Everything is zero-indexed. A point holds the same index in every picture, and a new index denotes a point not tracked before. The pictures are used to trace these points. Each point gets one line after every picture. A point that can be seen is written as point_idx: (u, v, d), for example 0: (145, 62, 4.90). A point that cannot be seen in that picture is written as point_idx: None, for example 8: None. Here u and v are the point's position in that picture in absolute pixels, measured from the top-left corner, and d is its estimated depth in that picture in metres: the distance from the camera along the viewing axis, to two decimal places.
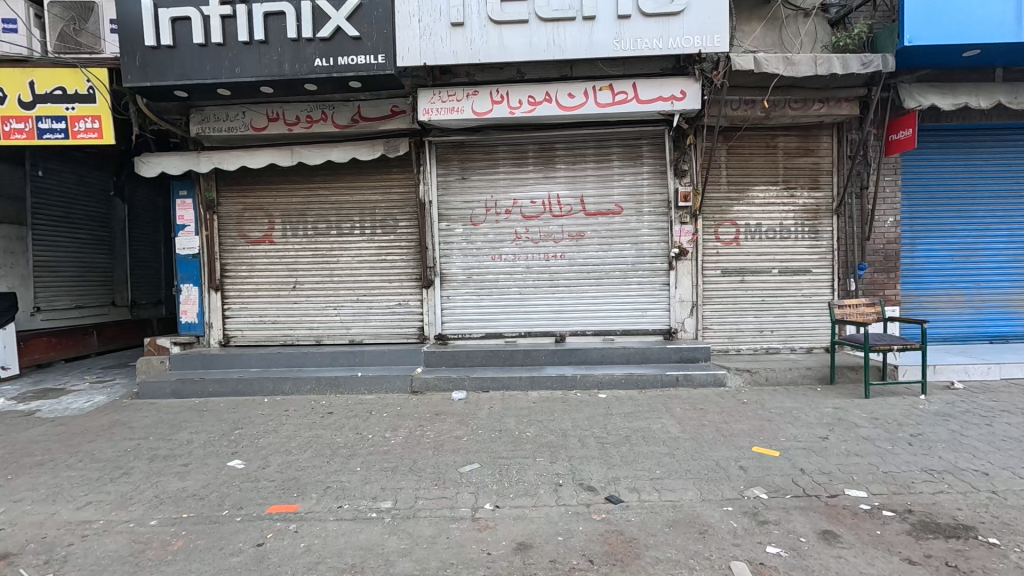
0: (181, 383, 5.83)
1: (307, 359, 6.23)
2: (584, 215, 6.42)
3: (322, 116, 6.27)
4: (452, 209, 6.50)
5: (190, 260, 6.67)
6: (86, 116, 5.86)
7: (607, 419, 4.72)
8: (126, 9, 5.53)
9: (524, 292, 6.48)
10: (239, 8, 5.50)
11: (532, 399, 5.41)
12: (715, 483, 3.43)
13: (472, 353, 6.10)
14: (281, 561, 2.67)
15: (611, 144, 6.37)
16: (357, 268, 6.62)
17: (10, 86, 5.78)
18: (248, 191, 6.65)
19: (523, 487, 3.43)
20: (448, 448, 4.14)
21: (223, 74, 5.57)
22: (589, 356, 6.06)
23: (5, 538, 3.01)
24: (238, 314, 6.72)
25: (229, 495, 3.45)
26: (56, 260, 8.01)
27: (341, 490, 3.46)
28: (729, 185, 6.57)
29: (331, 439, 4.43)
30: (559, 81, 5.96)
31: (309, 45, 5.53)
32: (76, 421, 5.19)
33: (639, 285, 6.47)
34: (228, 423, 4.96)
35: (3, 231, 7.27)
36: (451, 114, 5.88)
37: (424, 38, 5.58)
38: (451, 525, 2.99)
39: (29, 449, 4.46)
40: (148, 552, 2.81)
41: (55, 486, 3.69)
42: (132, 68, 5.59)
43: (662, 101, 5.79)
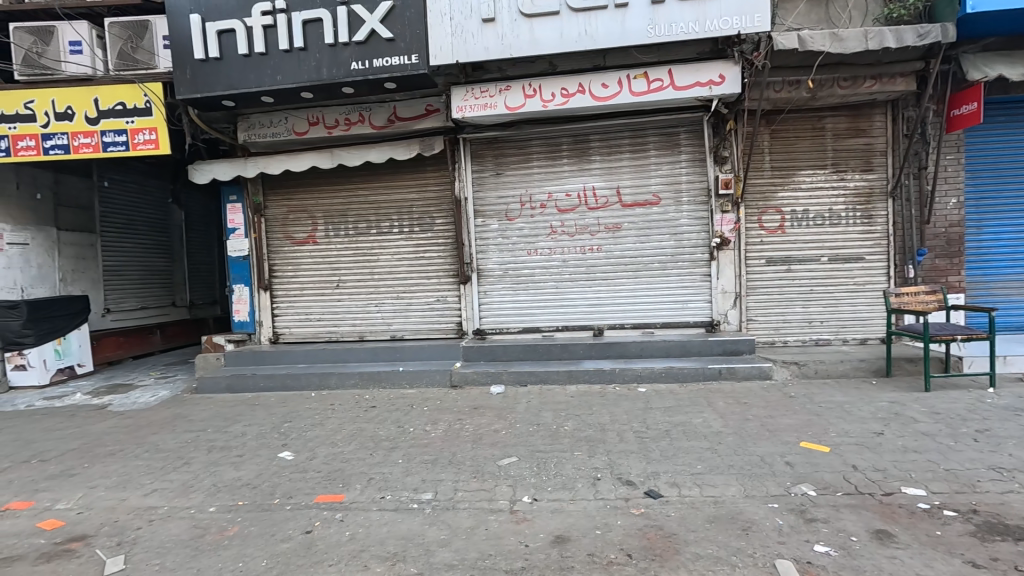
0: (236, 379, 6.16)
1: (351, 355, 6.43)
2: (620, 206, 6.33)
3: (360, 118, 6.43)
4: (487, 205, 6.54)
5: (241, 261, 7.01)
6: (145, 128, 6.22)
7: (646, 413, 4.66)
8: (178, 26, 5.85)
9: (560, 286, 6.45)
10: (280, 18, 5.71)
11: (570, 393, 5.40)
12: (760, 479, 3.32)
13: (509, 348, 6.13)
14: (327, 549, 2.78)
15: (647, 134, 6.23)
16: (396, 266, 6.77)
17: (78, 104, 6.21)
18: (292, 194, 6.91)
19: (562, 481, 3.43)
20: (487, 441, 4.19)
21: (266, 81, 5.80)
22: (627, 350, 5.99)
23: (82, 521, 3.27)
24: (286, 313, 7.01)
25: (280, 485, 3.62)
26: (122, 264, 8.59)
27: (383, 481, 3.57)
28: (772, 171, 6.31)
29: (373, 432, 4.57)
30: (592, 71, 5.88)
31: (346, 49, 5.68)
32: (142, 415, 5.56)
33: (679, 277, 6.31)
34: (278, 416, 5.20)
35: (75, 239, 7.83)
36: (484, 110, 5.89)
37: (456, 36, 5.62)
38: (490, 517, 3.03)
39: (102, 440, 4.82)
40: (208, 537, 2.99)
41: (125, 474, 3.98)
42: (183, 81, 5.90)
43: (700, 86, 5.61)
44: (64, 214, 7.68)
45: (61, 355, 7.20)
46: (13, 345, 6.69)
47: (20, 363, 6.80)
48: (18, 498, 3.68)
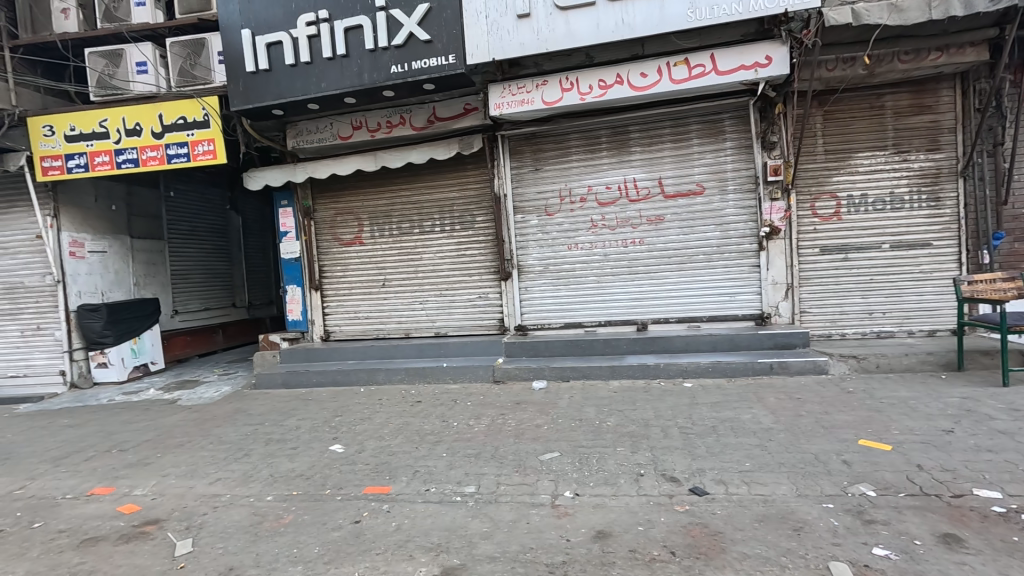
0: (291, 374, 6.48)
1: (397, 351, 6.62)
2: (662, 197, 6.18)
3: (401, 120, 6.58)
4: (527, 201, 6.55)
5: (293, 263, 7.33)
6: (204, 140, 6.60)
7: (692, 409, 4.54)
8: (230, 41, 6.18)
9: (602, 280, 6.38)
10: (323, 27, 5.91)
11: (613, 389, 5.33)
12: (813, 478, 3.18)
13: (551, 343, 6.13)
14: (375, 538, 2.89)
15: (689, 122, 6.05)
16: (439, 264, 6.90)
17: (146, 120, 6.66)
18: (339, 197, 7.16)
19: (604, 476, 3.41)
20: (529, 436, 4.22)
21: (312, 89, 6.04)
22: (671, 345, 5.85)
23: (156, 506, 3.55)
24: (335, 312, 7.29)
25: (331, 476, 3.78)
26: (188, 269, 9.17)
27: (427, 474, 3.66)
28: (826, 155, 5.99)
29: (418, 426, 4.69)
30: (630, 61, 5.76)
31: (386, 53, 5.82)
32: (207, 409, 5.95)
33: (726, 268, 6.09)
34: (329, 410, 5.43)
35: (146, 246, 8.44)
36: (522, 106, 5.90)
37: (492, 33, 5.64)
38: (531, 510, 3.05)
39: (173, 432, 5.20)
40: (265, 523, 3.17)
41: (192, 463, 4.28)
42: (237, 93, 6.23)
43: (745, 69, 5.39)
44: (137, 223, 8.30)
45: (137, 353, 7.79)
46: (96, 345, 7.35)
47: (102, 359, 7.40)
48: (101, 483, 4.03)
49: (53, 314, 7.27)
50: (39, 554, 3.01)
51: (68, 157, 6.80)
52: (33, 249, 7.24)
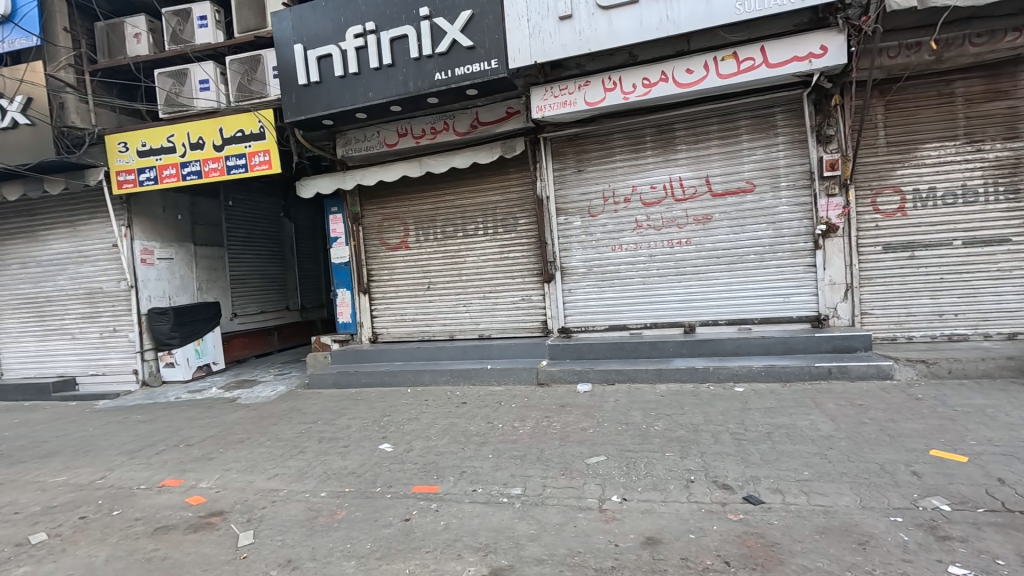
0: (341, 375, 6.71)
1: (443, 353, 6.74)
2: (710, 196, 6.01)
3: (444, 126, 6.70)
4: (570, 203, 6.52)
5: (343, 267, 7.58)
6: (260, 151, 6.93)
7: (744, 414, 4.38)
8: (284, 56, 6.48)
9: (647, 281, 6.27)
10: (370, 38, 6.10)
11: (660, 392, 5.22)
12: (878, 489, 3.00)
13: (596, 346, 6.07)
14: (424, 536, 2.95)
15: (738, 118, 5.86)
16: (482, 266, 6.97)
17: (208, 134, 7.06)
18: (386, 202, 7.35)
19: (652, 481, 3.34)
20: (574, 439, 4.19)
21: (359, 99, 6.24)
22: (721, 347, 5.67)
23: (220, 498, 3.75)
24: (383, 315, 7.49)
25: (380, 474, 3.89)
26: (245, 273, 9.65)
27: (474, 475, 3.70)
28: (888, 147, 5.66)
29: (464, 427, 4.75)
30: (676, 57, 5.64)
31: (430, 61, 5.95)
32: (264, 407, 6.24)
33: (779, 268, 5.85)
34: (378, 410, 5.59)
35: (208, 252, 8.95)
36: (564, 107, 5.88)
37: (534, 36, 5.65)
38: (578, 514, 3.03)
39: (233, 428, 5.49)
40: (320, 518, 3.29)
41: (252, 459, 4.50)
42: (290, 105, 6.52)
43: (798, 61, 5.16)
44: (200, 231, 8.83)
45: (200, 354, 8.30)
46: (164, 345, 7.90)
47: (170, 360, 7.94)
48: (171, 475, 4.30)
49: (127, 317, 7.83)
50: (118, 540, 3.25)
51: (140, 171, 7.31)
52: (109, 257, 7.81)
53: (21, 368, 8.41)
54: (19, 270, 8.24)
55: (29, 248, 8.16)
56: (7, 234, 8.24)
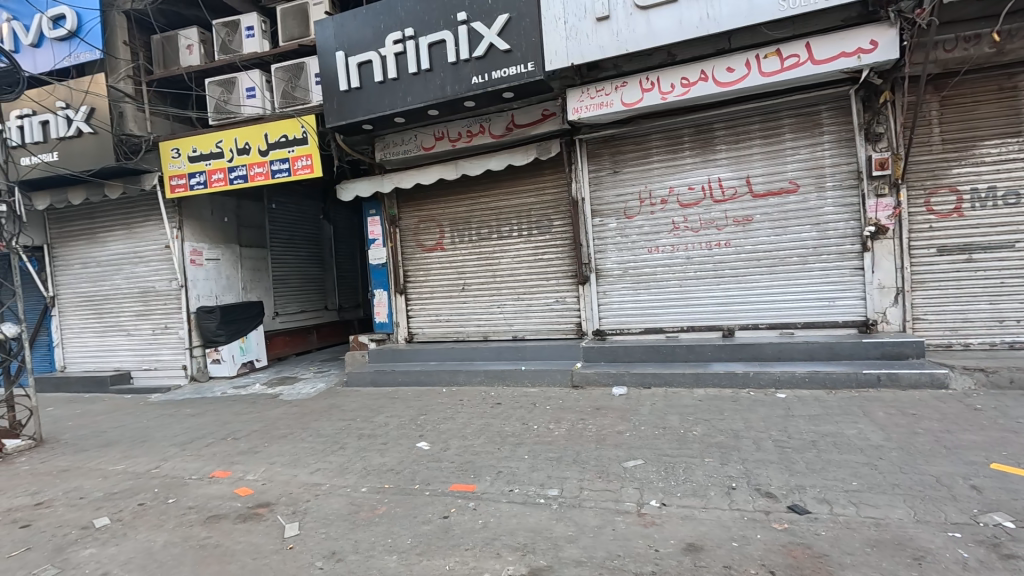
0: (378, 374, 6.86)
1: (477, 354, 6.80)
2: (751, 196, 5.86)
3: (481, 129, 6.78)
4: (605, 204, 6.48)
5: (380, 268, 7.74)
6: (303, 156, 7.16)
7: (787, 421, 4.26)
8: (326, 63, 6.67)
9: (684, 284, 6.16)
10: (409, 44, 6.23)
11: (698, 397, 5.13)
12: (934, 503, 2.87)
13: (631, 348, 6.01)
14: (463, 534, 2.99)
15: (781, 116, 5.70)
16: (517, 268, 7.00)
17: (254, 140, 7.35)
18: (422, 205, 7.48)
19: (692, 487, 3.30)
20: (610, 442, 4.17)
21: (398, 103, 6.37)
22: (762, 352, 5.53)
23: (266, 490, 3.90)
24: (418, 315, 7.61)
25: (418, 472, 3.96)
26: (286, 274, 9.99)
27: (511, 475, 3.73)
28: (943, 144, 5.40)
29: (500, 427, 4.79)
30: (716, 56, 5.54)
31: (467, 65, 6.03)
32: (305, 403, 6.44)
33: (824, 271, 5.66)
34: (415, 409, 5.68)
35: (252, 253, 9.30)
36: (600, 109, 5.86)
37: (571, 38, 5.65)
38: (616, 517, 3.01)
39: (277, 424, 5.68)
40: (361, 513, 3.38)
41: (295, 453, 4.65)
42: (331, 111, 6.72)
43: (846, 57, 4.99)
44: (245, 234, 9.18)
45: (244, 351, 8.65)
46: (210, 343, 8.26)
47: (216, 356, 8.30)
48: (220, 467, 4.50)
49: (177, 315, 8.22)
50: (174, 526, 3.42)
51: (191, 175, 7.66)
52: (162, 258, 8.22)
53: (82, 362, 8.93)
54: (81, 269, 8.75)
55: (89, 249, 8.67)
56: (70, 236, 8.77)
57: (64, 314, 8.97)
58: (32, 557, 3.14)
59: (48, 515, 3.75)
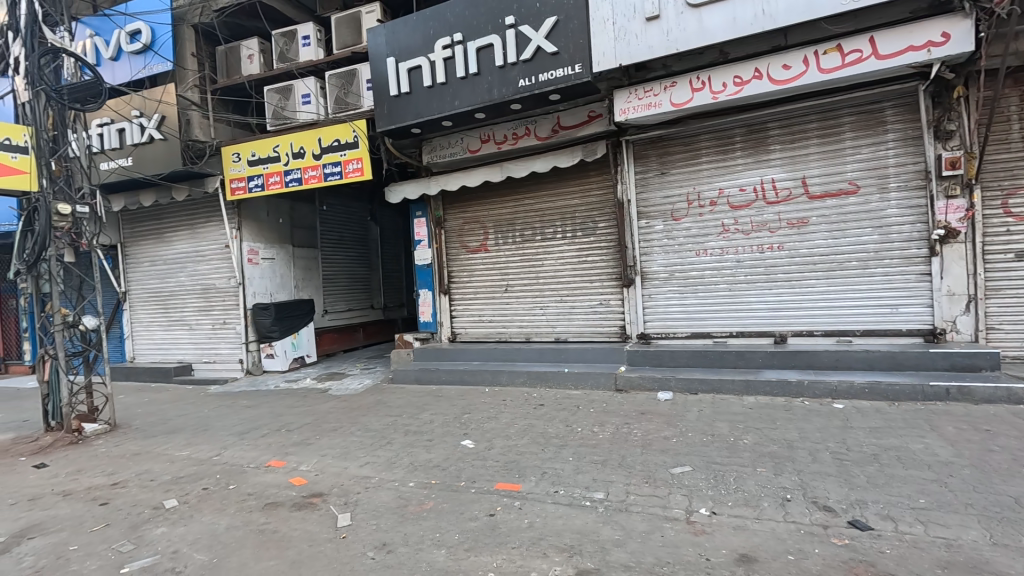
0: (422, 373, 6.99)
1: (520, 354, 6.85)
2: (806, 198, 5.64)
3: (526, 131, 6.83)
4: (652, 206, 6.38)
5: (425, 269, 7.91)
6: (354, 159, 7.40)
7: (845, 433, 4.08)
8: (377, 70, 6.88)
9: (734, 288, 5.99)
10: (457, 49, 6.34)
11: (748, 405, 4.97)
12: (1013, 526, 2.68)
13: (677, 353, 5.90)
14: (509, 532, 3.02)
15: (840, 114, 5.47)
16: (560, 270, 7.00)
17: (308, 144, 7.66)
18: (467, 206, 7.58)
19: (743, 497, 3.20)
20: (657, 447, 4.10)
21: (446, 107, 6.50)
22: (817, 361, 5.31)
23: (319, 481, 4.06)
24: (462, 315, 7.71)
25: (464, 469, 4.03)
26: (335, 273, 10.35)
27: (556, 476, 3.73)
28: (1023, 142, 5.06)
29: (543, 428, 4.81)
30: (770, 53, 5.37)
31: (514, 68, 6.08)
32: (353, 399, 6.65)
33: (886, 276, 5.38)
34: (458, 407, 5.77)
35: (304, 253, 9.68)
36: (648, 109, 5.79)
37: (619, 39, 5.61)
38: (665, 524, 2.97)
39: (327, 417, 5.90)
40: (410, 507, 3.47)
41: (345, 447, 4.81)
42: (382, 115, 6.92)
43: (914, 51, 4.74)
44: (298, 234, 9.58)
45: (296, 346, 9.02)
46: (265, 338, 8.66)
47: (270, 351, 8.69)
48: (276, 457, 4.71)
49: (235, 311, 8.66)
50: (235, 511, 3.62)
51: (250, 178, 8.06)
52: (222, 257, 8.68)
53: (149, 354, 9.53)
54: (149, 267, 9.35)
55: (157, 248, 9.25)
56: (140, 235, 9.39)
57: (134, 309, 9.61)
58: (111, 533, 3.39)
59: (123, 495, 4.04)
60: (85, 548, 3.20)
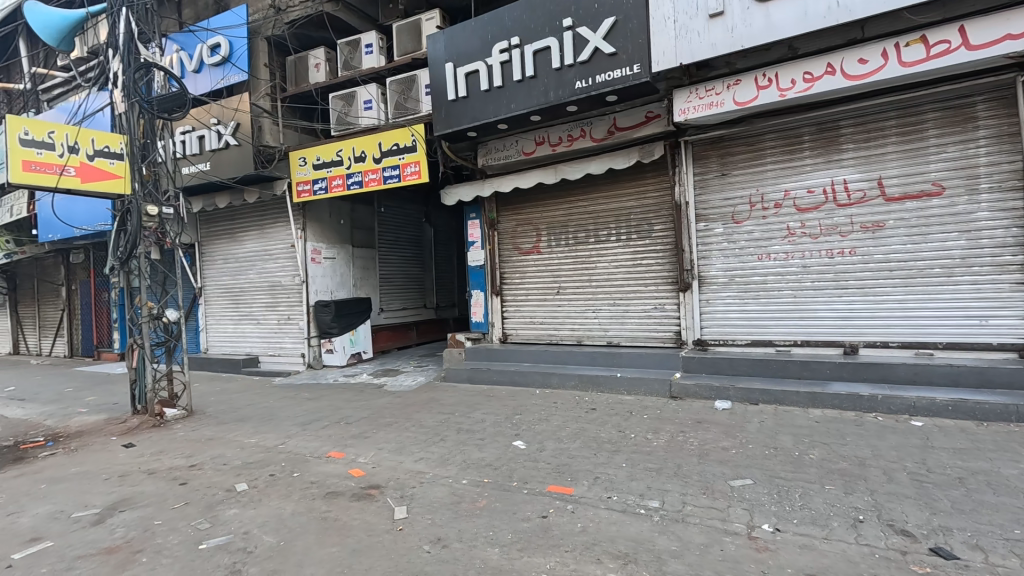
0: (474, 372, 7.10)
1: (571, 358, 6.80)
2: (882, 200, 5.29)
3: (582, 133, 6.79)
4: (711, 209, 6.18)
5: (478, 270, 8.04)
6: (412, 163, 7.61)
7: (926, 453, 3.79)
8: (436, 75, 7.05)
9: (800, 294, 5.70)
10: (514, 52, 6.40)
11: (814, 418, 4.71)
12: None
13: (735, 361, 5.69)
14: (562, 535, 3.01)
15: (923, 110, 5.10)
16: (613, 273, 6.90)
17: (369, 148, 7.96)
18: (520, 208, 7.62)
19: (810, 515, 3.04)
20: (715, 458, 3.97)
21: (502, 110, 6.58)
22: (893, 375, 4.96)
23: (376, 473, 4.20)
24: (513, 316, 7.76)
25: (516, 469, 4.06)
26: (391, 273, 10.69)
27: (609, 482, 3.68)
28: None
29: (595, 433, 4.76)
30: (845, 47, 5.08)
31: (571, 70, 6.07)
32: (407, 395, 6.85)
33: (974, 285, 4.96)
34: (509, 408, 5.81)
35: (362, 253, 10.05)
36: (710, 109, 5.61)
37: (680, 37, 5.48)
38: (725, 538, 2.87)
39: (383, 412, 6.10)
40: (464, 504, 3.53)
41: (400, 442, 4.95)
42: (440, 119, 7.09)
43: (1011, 39, 4.35)
44: (357, 235, 9.97)
45: (354, 342, 9.45)
46: (325, 334, 9.06)
47: (330, 346, 9.13)
48: (335, 448, 4.92)
49: (298, 307, 9.11)
50: (299, 498, 3.80)
51: (315, 181, 8.47)
52: (288, 256, 9.16)
53: (220, 346, 10.19)
54: (223, 264, 10.01)
55: (230, 247, 9.88)
56: (215, 235, 10.06)
57: (209, 303, 10.30)
58: (190, 511, 3.65)
59: (200, 476, 4.34)
60: (167, 523, 3.46)
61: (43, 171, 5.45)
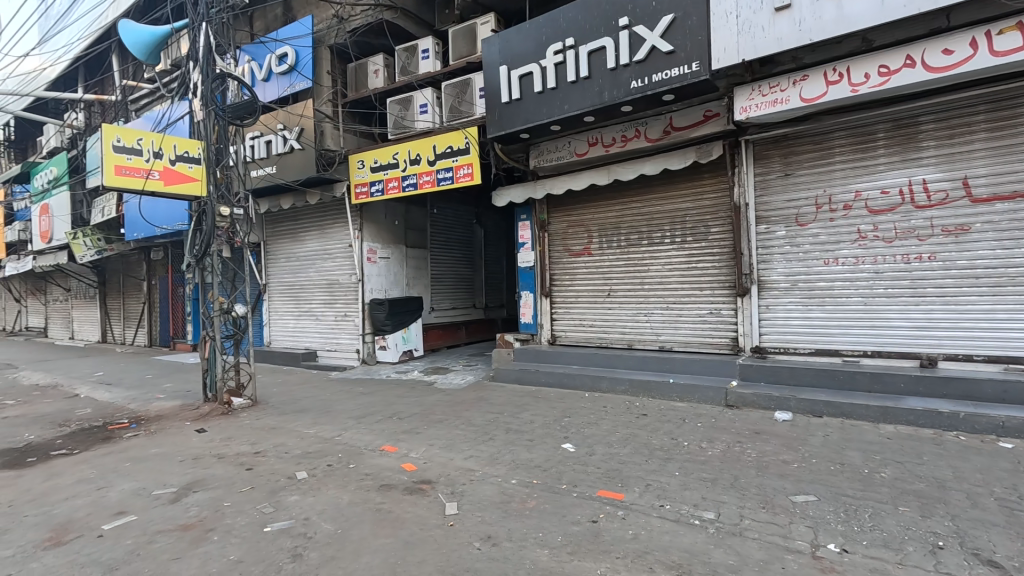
0: (522, 373, 7.13)
1: (621, 361, 6.70)
2: (967, 202, 4.90)
3: (636, 133, 6.67)
4: (773, 210, 5.92)
5: (527, 271, 8.01)
6: (465, 165, 7.72)
7: (1017, 478, 3.46)
8: (490, 78, 7.13)
9: (871, 302, 5.35)
10: (569, 53, 6.38)
11: (885, 434, 4.42)
12: None
13: (798, 370, 5.41)
14: (613, 541, 2.97)
15: (1017, 103, 4.67)
16: (667, 276, 6.74)
17: (424, 151, 8.14)
18: (571, 210, 7.57)
19: (882, 537, 2.85)
20: (775, 471, 3.80)
21: (555, 112, 6.57)
22: (978, 391, 4.57)
23: (428, 469, 4.30)
24: (562, 318, 7.73)
25: (565, 472, 4.04)
26: (442, 272, 10.90)
27: (661, 490, 3.60)
28: None
29: (647, 439, 4.66)
30: (926, 37, 4.74)
31: (626, 69, 5.98)
32: (457, 393, 6.96)
33: None
34: (558, 410, 5.79)
35: (415, 253, 10.32)
36: (773, 106, 5.38)
37: (743, 33, 5.28)
38: (786, 555, 2.74)
39: (434, 409, 6.22)
40: (513, 503, 3.55)
41: (450, 439, 5.04)
42: (493, 121, 7.16)
43: None
44: (411, 236, 10.24)
45: (406, 340, 9.70)
46: (379, 331, 9.36)
47: (383, 343, 9.40)
48: (388, 442, 5.07)
49: (354, 305, 9.45)
50: (355, 488, 3.95)
51: (372, 183, 8.76)
52: (346, 255, 9.53)
53: (282, 340, 10.73)
54: (286, 263, 10.53)
55: (292, 247, 10.39)
56: (280, 234, 10.61)
57: (272, 299, 10.87)
58: (255, 495, 3.86)
59: (264, 463, 4.60)
60: (236, 505, 3.69)
61: (131, 174, 6.03)
